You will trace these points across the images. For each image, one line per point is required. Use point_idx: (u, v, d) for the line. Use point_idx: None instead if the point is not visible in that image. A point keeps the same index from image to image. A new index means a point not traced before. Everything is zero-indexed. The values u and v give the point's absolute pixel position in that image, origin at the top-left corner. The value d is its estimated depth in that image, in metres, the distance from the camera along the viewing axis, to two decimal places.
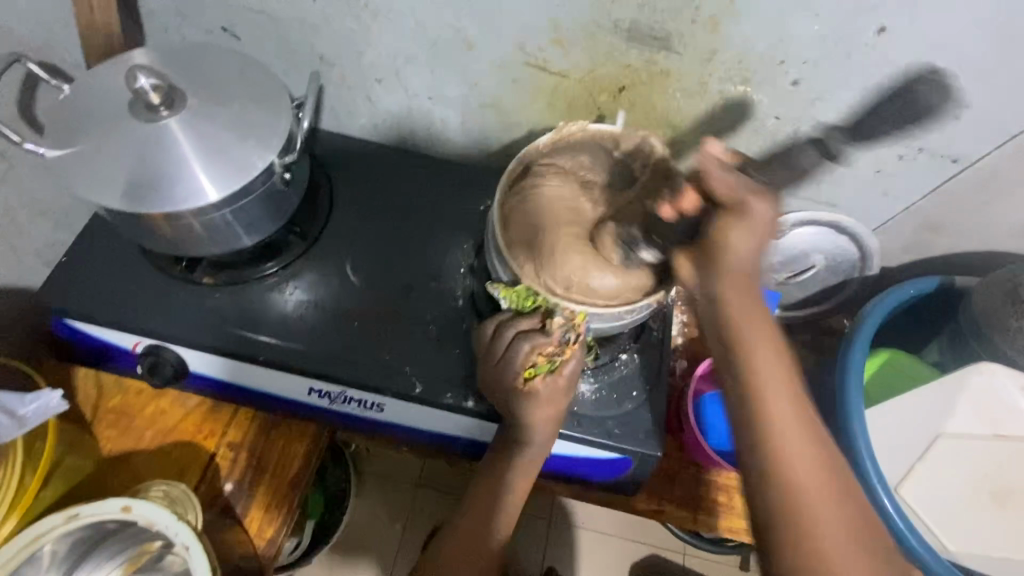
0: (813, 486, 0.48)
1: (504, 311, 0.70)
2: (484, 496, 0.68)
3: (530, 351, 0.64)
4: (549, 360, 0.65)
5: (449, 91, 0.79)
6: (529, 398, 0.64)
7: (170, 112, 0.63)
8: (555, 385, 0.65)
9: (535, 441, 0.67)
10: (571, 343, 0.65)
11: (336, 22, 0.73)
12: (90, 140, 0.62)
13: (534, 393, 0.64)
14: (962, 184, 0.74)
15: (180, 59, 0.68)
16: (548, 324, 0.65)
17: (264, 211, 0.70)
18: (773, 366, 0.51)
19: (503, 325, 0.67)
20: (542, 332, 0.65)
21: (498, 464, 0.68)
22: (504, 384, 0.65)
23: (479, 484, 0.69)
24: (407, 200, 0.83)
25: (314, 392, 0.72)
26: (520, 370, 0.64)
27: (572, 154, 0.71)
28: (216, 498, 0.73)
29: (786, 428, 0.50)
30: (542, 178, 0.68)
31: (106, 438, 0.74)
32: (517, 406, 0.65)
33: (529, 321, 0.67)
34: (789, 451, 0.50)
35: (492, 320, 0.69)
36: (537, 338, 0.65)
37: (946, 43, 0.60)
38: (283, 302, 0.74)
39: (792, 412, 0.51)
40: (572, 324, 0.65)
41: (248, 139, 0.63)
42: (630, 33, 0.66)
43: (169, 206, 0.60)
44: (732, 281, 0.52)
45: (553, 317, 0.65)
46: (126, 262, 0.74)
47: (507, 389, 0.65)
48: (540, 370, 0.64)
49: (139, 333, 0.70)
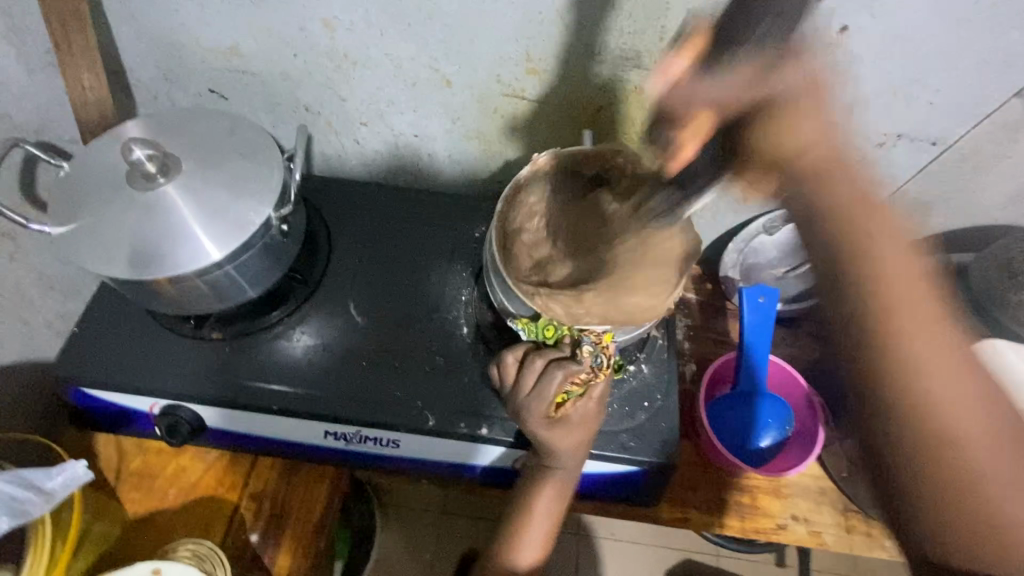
0: (946, 374, 0.44)
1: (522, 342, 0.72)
2: (511, 522, 0.69)
3: (565, 379, 0.64)
4: (581, 386, 0.66)
5: (432, 127, 0.81)
6: (562, 423, 0.65)
7: (166, 179, 0.65)
8: (586, 408, 0.66)
9: (561, 462, 0.67)
10: (603, 367, 0.67)
11: (316, 75, 0.75)
12: (94, 213, 0.64)
13: (568, 418, 0.65)
14: (943, 164, 0.75)
15: (170, 126, 0.70)
16: (578, 353, 0.66)
17: (265, 262, 0.72)
18: (906, 276, 0.46)
19: (530, 354, 0.67)
20: (573, 360, 0.66)
21: (526, 487, 0.69)
22: (538, 415, 0.65)
23: (511, 511, 0.70)
24: (403, 236, 0.85)
25: (330, 434, 0.73)
26: (553, 398, 0.65)
27: (541, 190, 0.75)
28: (244, 550, 0.73)
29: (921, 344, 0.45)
30: (522, 228, 0.74)
31: (132, 500, 0.76)
32: (547, 430, 0.65)
33: (557, 352, 0.68)
34: (925, 380, 0.44)
35: (513, 350, 0.68)
36: (570, 366, 0.65)
37: (906, 32, 0.61)
38: (291, 348, 0.76)
39: (933, 338, 0.45)
40: (601, 347, 0.67)
41: (244, 194, 0.66)
42: (601, 56, 0.68)
43: (173, 270, 0.62)
44: (811, 169, 0.48)
45: (581, 346, 0.67)
46: (138, 326, 0.75)
47: (542, 418, 0.65)
48: (571, 395, 0.66)
49: (154, 394, 0.72)
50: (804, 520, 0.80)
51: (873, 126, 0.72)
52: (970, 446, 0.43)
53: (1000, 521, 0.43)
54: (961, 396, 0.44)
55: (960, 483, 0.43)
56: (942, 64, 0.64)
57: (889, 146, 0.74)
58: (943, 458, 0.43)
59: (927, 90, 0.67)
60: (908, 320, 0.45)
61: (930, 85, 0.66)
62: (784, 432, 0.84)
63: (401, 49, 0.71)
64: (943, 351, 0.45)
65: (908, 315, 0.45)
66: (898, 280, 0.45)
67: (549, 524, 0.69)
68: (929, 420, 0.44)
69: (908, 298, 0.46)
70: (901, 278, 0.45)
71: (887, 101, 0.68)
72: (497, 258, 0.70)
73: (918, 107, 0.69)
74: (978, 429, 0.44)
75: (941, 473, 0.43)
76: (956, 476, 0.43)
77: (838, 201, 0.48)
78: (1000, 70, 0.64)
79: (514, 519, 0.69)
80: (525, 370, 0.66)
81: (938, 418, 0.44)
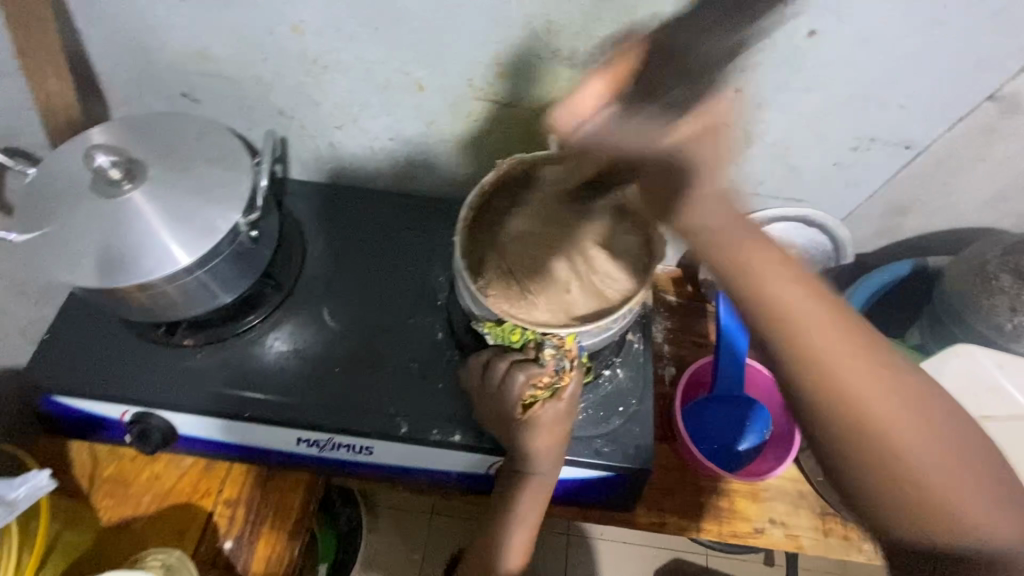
0: (833, 348, 0.50)
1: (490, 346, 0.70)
2: (493, 531, 0.68)
3: (524, 383, 0.65)
4: (546, 388, 0.66)
5: (404, 129, 0.80)
6: (532, 424, 0.65)
7: (132, 185, 0.65)
8: (556, 410, 0.66)
9: (538, 469, 0.67)
10: (566, 370, 0.66)
11: (287, 78, 0.74)
12: (59, 220, 0.63)
13: (535, 419, 0.65)
14: (918, 169, 0.75)
15: (138, 131, 0.69)
16: (541, 355, 0.66)
17: (235, 268, 0.71)
18: (782, 275, 0.52)
19: (494, 358, 0.68)
20: (536, 363, 0.66)
21: (504, 495, 0.69)
22: (506, 416, 0.66)
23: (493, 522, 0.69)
24: (379, 240, 0.84)
25: (303, 441, 0.72)
26: (518, 400, 0.65)
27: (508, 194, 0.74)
28: (217, 558, 0.73)
29: (814, 330, 0.51)
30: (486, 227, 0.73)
31: (105, 508, 0.75)
32: (520, 434, 0.65)
33: (522, 355, 0.67)
34: (821, 351, 0.50)
35: (478, 354, 0.70)
36: (531, 368, 0.65)
37: (876, 37, 0.61)
38: (265, 354, 0.75)
39: (830, 326, 0.51)
40: (564, 350, 0.65)
41: (211, 200, 0.65)
42: (571, 60, 0.67)
43: (138, 278, 0.62)
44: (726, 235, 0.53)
45: (543, 348, 0.66)
46: (110, 334, 0.75)
47: (508, 420, 0.66)
48: (540, 398, 0.66)
49: (125, 402, 0.71)
50: (782, 523, 0.80)
51: (847, 129, 0.71)
52: (871, 404, 0.49)
53: (908, 473, 0.48)
54: (865, 364, 0.50)
55: (870, 446, 0.49)
56: (915, 65, 0.63)
57: (864, 150, 0.73)
58: (846, 425, 0.49)
59: (898, 93, 0.66)
60: (799, 309, 0.51)
61: (903, 89, 0.66)
62: (762, 435, 0.85)
63: (371, 52, 0.70)
64: (839, 331, 0.51)
65: (811, 307, 0.51)
66: (787, 294, 0.51)
67: (531, 532, 0.68)
68: (837, 392, 0.50)
69: (806, 299, 0.51)
70: (775, 276, 0.52)
71: (860, 104, 0.68)
72: (466, 274, 0.67)
73: (890, 110, 0.68)
74: (876, 384, 0.49)
75: (877, 465, 0.49)
76: (864, 437, 0.49)
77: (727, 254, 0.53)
78: (973, 72, 0.63)
79: (496, 525, 0.68)
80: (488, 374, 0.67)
81: (839, 386, 0.50)
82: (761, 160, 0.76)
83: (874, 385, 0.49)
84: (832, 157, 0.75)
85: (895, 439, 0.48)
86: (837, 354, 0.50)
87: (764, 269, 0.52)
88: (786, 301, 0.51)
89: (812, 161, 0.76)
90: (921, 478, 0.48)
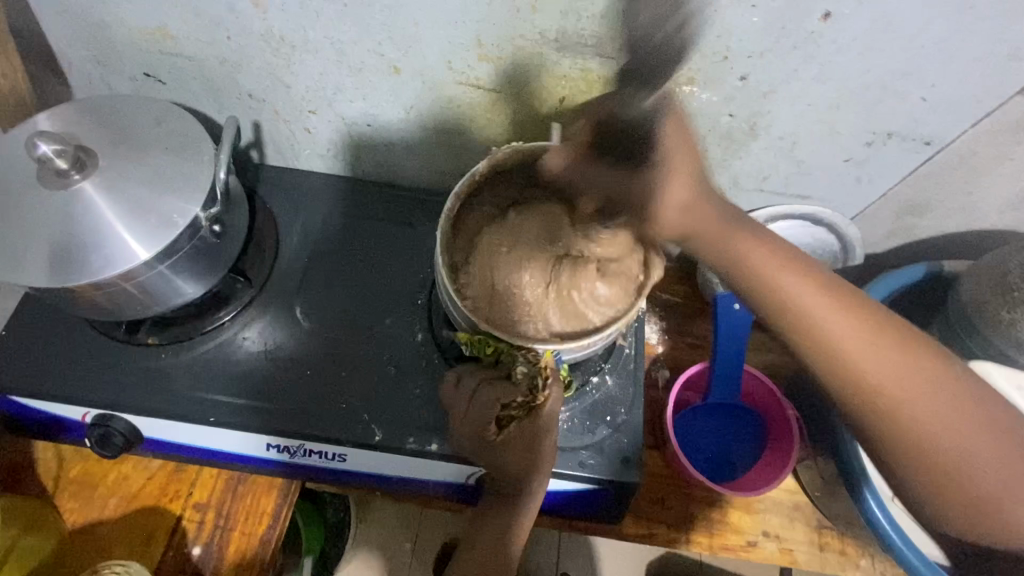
0: (874, 362, 0.52)
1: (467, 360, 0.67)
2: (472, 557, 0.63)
3: (495, 402, 0.62)
4: (521, 408, 0.62)
5: (383, 115, 0.74)
6: (506, 446, 0.61)
7: (82, 175, 0.60)
8: (532, 430, 0.62)
9: (525, 488, 0.63)
10: (542, 389, 0.62)
11: (255, 59, 0.69)
12: (3, 213, 0.59)
13: (511, 442, 0.61)
14: (938, 166, 0.69)
15: (92, 116, 0.64)
16: (513, 372, 0.62)
17: (197, 265, 0.66)
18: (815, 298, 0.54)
19: (464, 376, 0.65)
20: (508, 382, 0.62)
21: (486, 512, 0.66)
22: (478, 438, 0.62)
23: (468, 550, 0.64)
24: (359, 233, 0.79)
25: (273, 447, 0.69)
26: (490, 421, 0.61)
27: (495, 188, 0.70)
28: (184, 565, 0.70)
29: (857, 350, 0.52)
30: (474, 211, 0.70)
31: (69, 511, 0.72)
32: (495, 456, 0.62)
33: (492, 371, 0.64)
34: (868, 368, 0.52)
35: (454, 370, 0.66)
36: (503, 389, 0.62)
37: (897, 22, 0.55)
38: (235, 354, 0.71)
39: (866, 338, 0.53)
40: (539, 367, 0.62)
41: (167, 191, 0.60)
42: (560, 43, 0.61)
43: (87, 277, 0.57)
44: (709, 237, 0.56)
45: (517, 366, 0.62)
46: (72, 331, 0.71)
47: (481, 440, 0.62)
48: (513, 419, 0.62)
49: (86, 404, 0.67)
50: (776, 537, 0.76)
51: (861, 124, 0.65)
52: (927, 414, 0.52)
53: (962, 473, 0.52)
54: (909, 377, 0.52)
55: (926, 451, 0.52)
56: (941, 52, 0.57)
57: (879, 145, 0.67)
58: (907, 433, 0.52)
59: (919, 86, 0.60)
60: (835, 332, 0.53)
61: (926, 80, 0.60)
62: (755, 447, 0.82)
63: (343, 32, 0.64)
64: (880, 342, 0.53)
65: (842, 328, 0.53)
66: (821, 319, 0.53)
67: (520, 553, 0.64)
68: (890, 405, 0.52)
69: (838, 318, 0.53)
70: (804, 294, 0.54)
71: (876, 95, 0.62)
72: (448, 286, 0.63)
73: (909, 103, 0.62)
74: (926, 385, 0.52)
75: (938, 467, 0.52)
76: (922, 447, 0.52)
77: (729, 257, 0.57)
78: (1003, 63, 0.57)
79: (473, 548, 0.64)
80: (458, 393, 0.64)
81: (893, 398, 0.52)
82: (766, 154, 0.70)
83: (921, 389, 0.52)
84: (844, 153, 0.69)
85: (954, 435, 0.52)
86: (880, 366, 0.52)
87: (779, 278, 0.54)
88: (818, 323, 0.53)
89: (822, 155, 0.70)
90: (978, 475, 0.52)
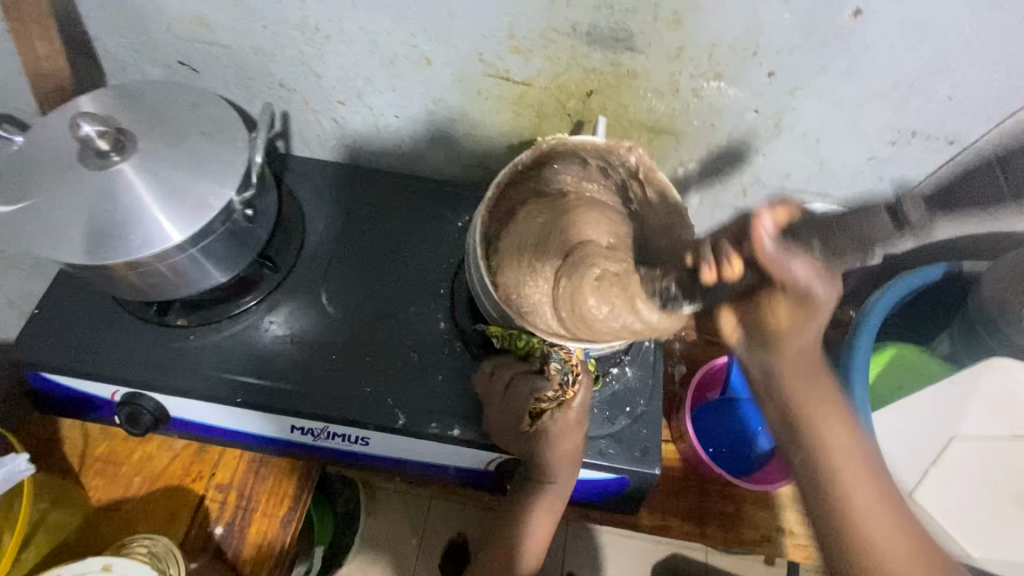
0: (852, 475, 0.57)
1: (500, 352, 0.70)
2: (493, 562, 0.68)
3: (529, 396, 0.64)
4: (550, 401, 0.65)
5: (412, 105, 0.75)
6: (539, 436, 0.64)
7: (121, 157, 0.61)
8: (566, 420, 0.64)
9: (553, 472, 0.66)
10: (571, 383, 0.65)
11: (290, 49, 0.70)
12: (44, 192, 0.60)
13: (543, 431, 0.64)
14: (961, 165, 0.70)
15: (131, 101, 0.66)
16: (547, 368, 0.66)
17: (228, 249, 0.67)
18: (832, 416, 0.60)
19: (499, 368, 0.67)
20: (541, 375, 0.66)
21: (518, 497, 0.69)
22: (511, 428, 0.65)
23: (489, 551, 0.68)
24: (384, 223, 0.81)
25: (297, 429, 0.70)
26: (524, 414, 0.64)
27: (559, 169, 0.72)
28: (207, 543, 0.72)
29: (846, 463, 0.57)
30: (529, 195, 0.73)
31: (94, 488, 0.73)
32: (528, 444, 0.65)
33: (524, 365, 0.67)
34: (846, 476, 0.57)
35: (490, 360, 0.69)
36: (537, 382, 0.65)
37: (927, 21, 0.56)
38: (262, 337, 0.73)
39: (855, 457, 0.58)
40: (569, 364, 0.65)
41: (204, 174, 0.62)
42: (591, 36, 0.62)
43: (124, 256, 0.59)
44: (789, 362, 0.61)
45: (549, 361, 0.66)
46: (102, 311, 0.72)
47: (516, 432, 0.65)
48: (546, 410, 0.64)
49: (115, 381, 0.69)
50: (790, 532, 0.77)
51: (885, 121, 0.66)
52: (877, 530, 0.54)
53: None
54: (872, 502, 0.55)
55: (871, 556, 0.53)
56: (968, 52, 0.58)
57: (903, 144, 0.68)
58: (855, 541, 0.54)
59: (945, 84, 0.61)
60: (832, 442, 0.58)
61: (953, 79, 0.60)
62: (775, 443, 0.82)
63: (377, 24, 0.66)
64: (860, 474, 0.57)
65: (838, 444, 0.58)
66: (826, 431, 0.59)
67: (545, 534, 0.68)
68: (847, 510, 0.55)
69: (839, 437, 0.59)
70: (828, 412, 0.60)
71: (903, 94, 0.63)
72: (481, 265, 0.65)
73: (934, 101, 0.63)
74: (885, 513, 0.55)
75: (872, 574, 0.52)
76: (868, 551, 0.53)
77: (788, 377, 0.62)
78: None
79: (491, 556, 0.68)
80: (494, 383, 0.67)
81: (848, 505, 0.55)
82: (789, 150, 0.71)
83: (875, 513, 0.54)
84: (867, 151, 0.70)
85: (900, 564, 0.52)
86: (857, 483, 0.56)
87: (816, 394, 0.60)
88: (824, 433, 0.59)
89: (844, 153, 0.71)
90: None
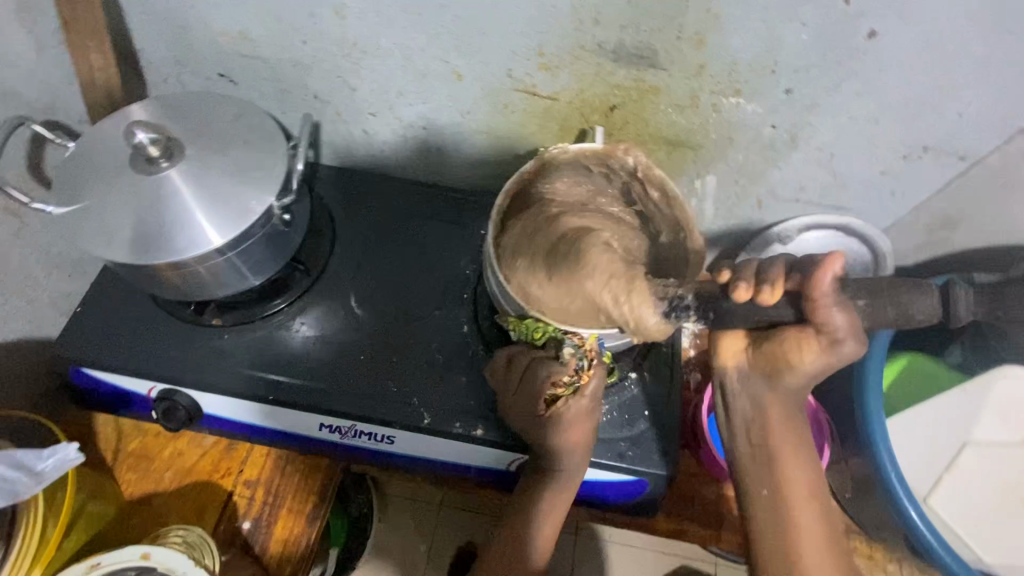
0: (801, 502, 0.69)
1: (517, 342, 0.72)
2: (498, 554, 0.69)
3: (546, 379, 0.65)
4: (567, 386, 0.66)
5: (440, 117, 0.79)
6: (553, 421, 0.65)
7: (169, 163, 0.65)
8: (578, 407, 0.66)
9: (568, 463, 0.67)
10: (586, 369, 0.66)
11: (327, 63, 0.74)
12: (96, 195, 0.64)
13: (558, 416, 0.65)
14: (973, 179, 0.72)
15: (177, 110, 0.70)
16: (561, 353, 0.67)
17: (265, 252, 0.70)
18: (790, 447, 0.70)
19: (518, 353, 0.69)
20: (558, 361, 0.67)
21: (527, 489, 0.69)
22: (528, 414, 0.66)
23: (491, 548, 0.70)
24: (409, 229, 0.84)
25: (325, 426, 0.72)
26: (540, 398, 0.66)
27: (572, 177, 0.74)
28: (235, 537, 0.74)
29: (794, 492, 0.69)
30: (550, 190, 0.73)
31: (128, 482, 0.76)
32: (543, 431, 0.66)
33: (542, 351, 0.69)
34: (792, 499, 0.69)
35: (505, 349, 0.71)
36: (553, 366, 0.66)
37: (938, 41, 0.59)
38: (292, 338, 0.75)
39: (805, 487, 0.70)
40: (583, 349, 0.66)
41: (248, 180, 0.65)
42: (616, 53, 0.66)
43: (172, 256, 0.62)
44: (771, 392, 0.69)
45: (563, 347, 0.66)
46: (140, 310, 0.75)
47: (531, 416, 0.66)
48: (562, 395, 0.66)
49: (153, 377, 0.72)
50: None
51: (897, 137, 0.68)
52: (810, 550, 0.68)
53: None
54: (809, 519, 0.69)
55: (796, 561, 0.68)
56: (978, 71, 0.60)
57: (915, 158, 0.71)
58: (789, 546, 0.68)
59: (956, 102, 0.64)
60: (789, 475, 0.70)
61: (964, 96, 0.63)
62: None
63: (411, 40, 0.69)
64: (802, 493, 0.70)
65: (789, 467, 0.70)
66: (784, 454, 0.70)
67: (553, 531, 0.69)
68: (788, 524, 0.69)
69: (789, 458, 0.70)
70: (788, 446, 0.70)
71: (915, 110, 0.65)
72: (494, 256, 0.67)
73: (946, 118, 0.65)
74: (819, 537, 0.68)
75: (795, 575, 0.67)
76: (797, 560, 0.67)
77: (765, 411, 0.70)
78: None
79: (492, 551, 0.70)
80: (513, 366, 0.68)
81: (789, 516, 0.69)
82: (804, 164, 0.74)
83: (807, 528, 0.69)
84: (881, 166, 0.72)
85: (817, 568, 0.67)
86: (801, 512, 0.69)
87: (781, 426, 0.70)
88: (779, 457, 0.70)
89: (858, 167, 0.73)
90: None
